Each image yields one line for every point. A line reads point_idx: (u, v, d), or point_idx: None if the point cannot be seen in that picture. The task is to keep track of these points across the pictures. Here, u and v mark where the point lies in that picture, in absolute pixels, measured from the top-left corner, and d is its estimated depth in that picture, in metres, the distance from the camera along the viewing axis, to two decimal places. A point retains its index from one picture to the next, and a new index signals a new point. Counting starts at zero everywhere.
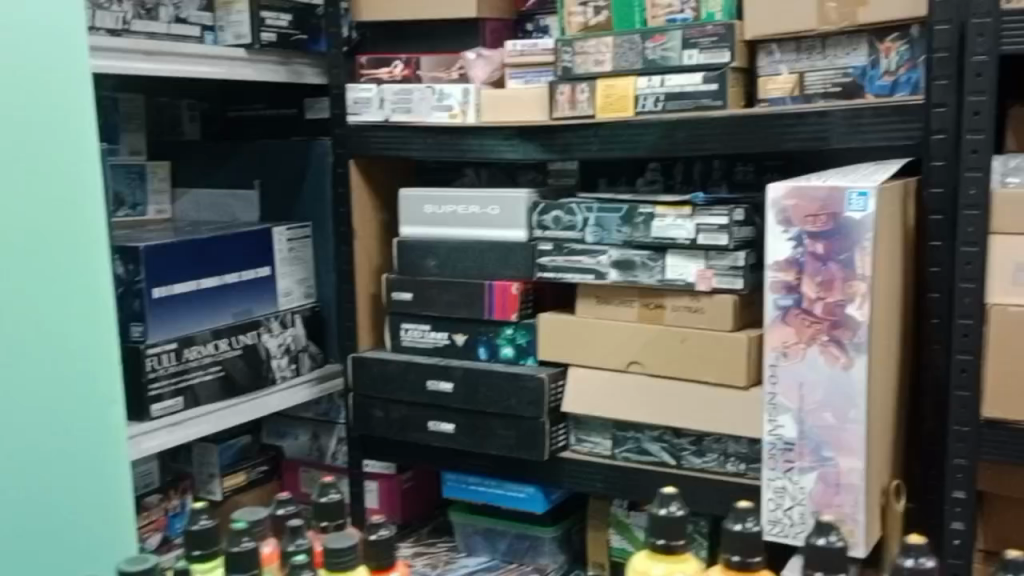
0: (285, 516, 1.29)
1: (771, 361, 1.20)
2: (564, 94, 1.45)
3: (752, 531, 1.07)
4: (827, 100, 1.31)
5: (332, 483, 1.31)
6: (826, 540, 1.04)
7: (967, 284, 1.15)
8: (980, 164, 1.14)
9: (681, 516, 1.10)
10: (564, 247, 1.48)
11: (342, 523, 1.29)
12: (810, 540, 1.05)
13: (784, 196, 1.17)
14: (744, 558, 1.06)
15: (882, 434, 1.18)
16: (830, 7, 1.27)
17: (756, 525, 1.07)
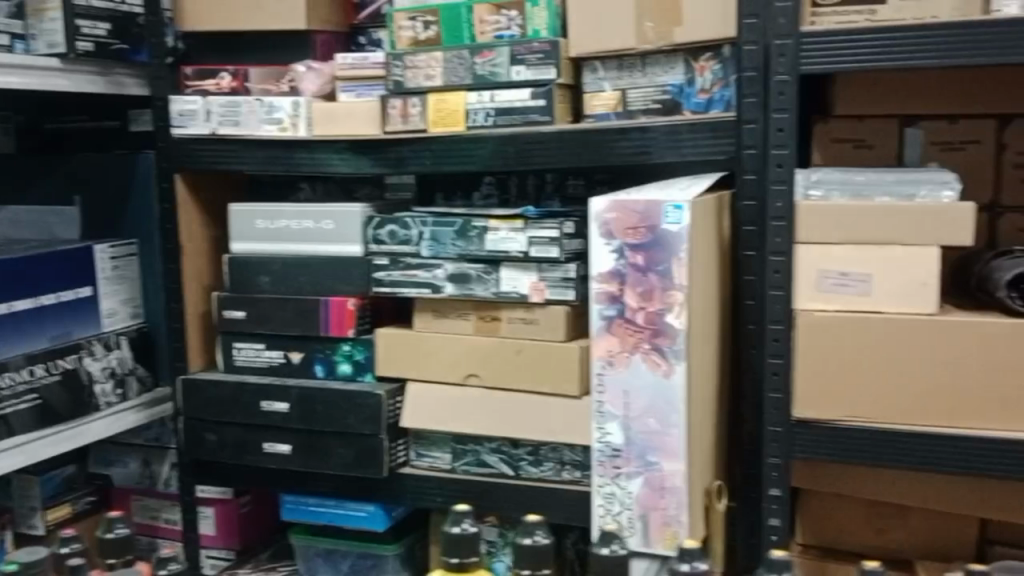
0: (67, 553, 1.27)
1: (598, 369, 1.24)
2: (396, 107, 1.44)
3: (542, 544, 1.15)
4: (648, 117, 1.37)
5: (120, 518, 1.34)
6: (609, 550, 1.13)
7: (777, 291, 1.22)
8: (784, 178, 1.20)
9: (472, 533, 1.18)
10: (400, 261, 1.47)
11: (130, 558, 1.32)
12: (595, 549, 1.14)
13: (606, 210, 1.21)
14: (535, 571, 1.15)
15: (703, 437, 1.23)
16: (648, 27, 1.33)
17: (544, 538, 1.15)
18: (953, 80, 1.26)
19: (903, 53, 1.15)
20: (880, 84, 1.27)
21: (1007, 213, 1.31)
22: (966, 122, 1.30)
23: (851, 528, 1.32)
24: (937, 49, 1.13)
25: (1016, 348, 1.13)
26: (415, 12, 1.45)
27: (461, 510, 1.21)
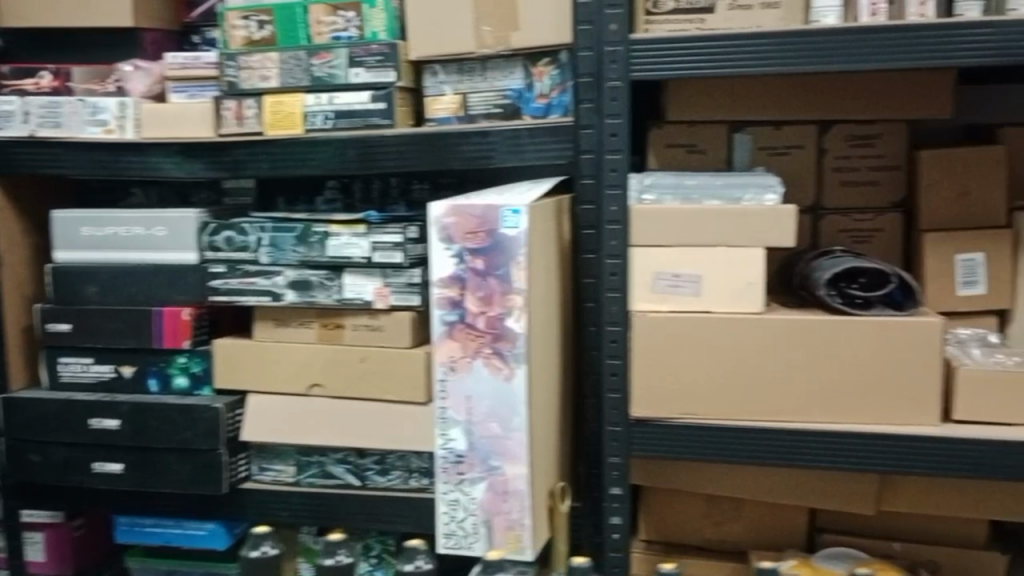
0: None
1: (440, 375, 1.23)
2: (231, 109, 1.41)
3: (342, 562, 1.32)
4: (489, 121, 1.38)
5: None
6: (414, 565, 1.26)
7: (614, 293, 1.24)
8: (619, 181, 1.23)
9: (272, 554, 1.35)
10: (237, 268, 1.42)
11: None
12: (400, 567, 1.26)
13: (444, 214, 1.20)
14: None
15: (545, 439, 1.25)
16: (485, 31, 1.33)
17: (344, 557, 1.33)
18: (779, 86, 1.31)
19: (724, 61, 1.19)
20: (709, 91, 1.32)
21: (829, 214, 1.37)
22: (791, 128, 1.35)
23: (691, 522, 1.36)
24: (755, 58, 1.18)
25: (835, 343, 1.18)
26: (248, 10, 1.40)
27: (261, 532, 1.38)
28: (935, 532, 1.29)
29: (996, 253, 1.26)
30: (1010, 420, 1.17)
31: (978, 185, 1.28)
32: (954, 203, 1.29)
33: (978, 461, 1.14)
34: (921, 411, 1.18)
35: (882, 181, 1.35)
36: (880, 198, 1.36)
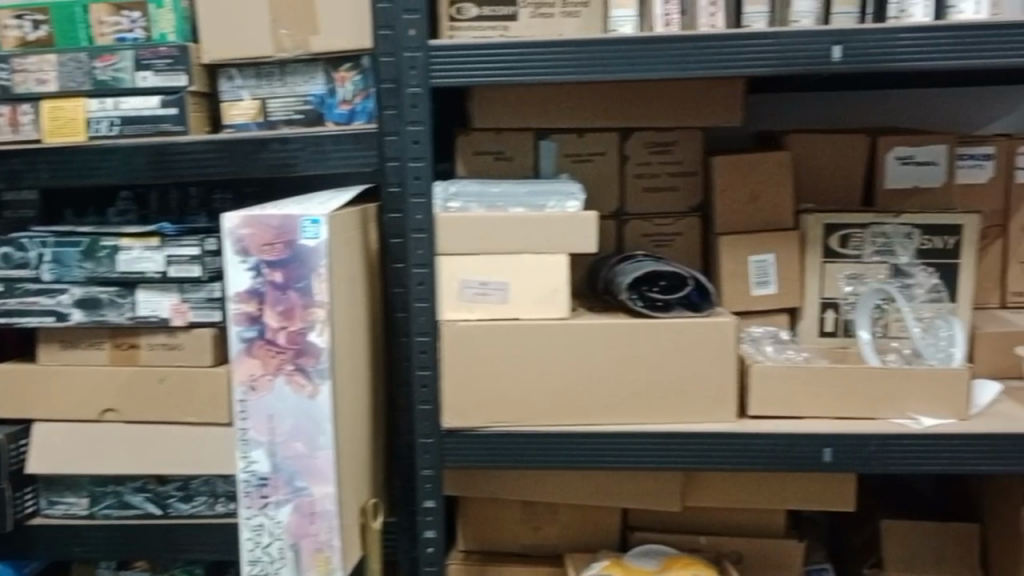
0: None
1: (240, 396, 1.16)
2: (4, 115, 1.30)
3: None
4: (291, 128, 1.33)
5: None
6: None
7: (422, 303, 1.22)
8: (423, 190, 1.21)
9: None
10: (16, 288, 1.31)
11: None
12: None
13: (239, 225, 1.13)
14: None
15: (353, 455, 1.22)
16: (283, 34, 1.28)
17: None
18: (579, 93, 1.33)
19: (523, 69, 1.19)
20: (513, 98, 1.33)
21: (631, 219, 1.40)
22: (593, 135, 1.37)
23: (508, 529, 1.36)
24: (553, 65, 1.19)
25: (638, 345, 1.21)
26: (21, 9, 1.31)
27: None
28: (740, 524, 1.34)
29: (786, 253, 1.33)
30: (800, 413, 1.23)
31: (767, 190, 1.34)
32: (746, 206, 1.34)
33: (771, 453, 1.19)
34: (721, 408, 1.22)
35: (681, 186, 1.40)
36: (680, 203, 1.41)
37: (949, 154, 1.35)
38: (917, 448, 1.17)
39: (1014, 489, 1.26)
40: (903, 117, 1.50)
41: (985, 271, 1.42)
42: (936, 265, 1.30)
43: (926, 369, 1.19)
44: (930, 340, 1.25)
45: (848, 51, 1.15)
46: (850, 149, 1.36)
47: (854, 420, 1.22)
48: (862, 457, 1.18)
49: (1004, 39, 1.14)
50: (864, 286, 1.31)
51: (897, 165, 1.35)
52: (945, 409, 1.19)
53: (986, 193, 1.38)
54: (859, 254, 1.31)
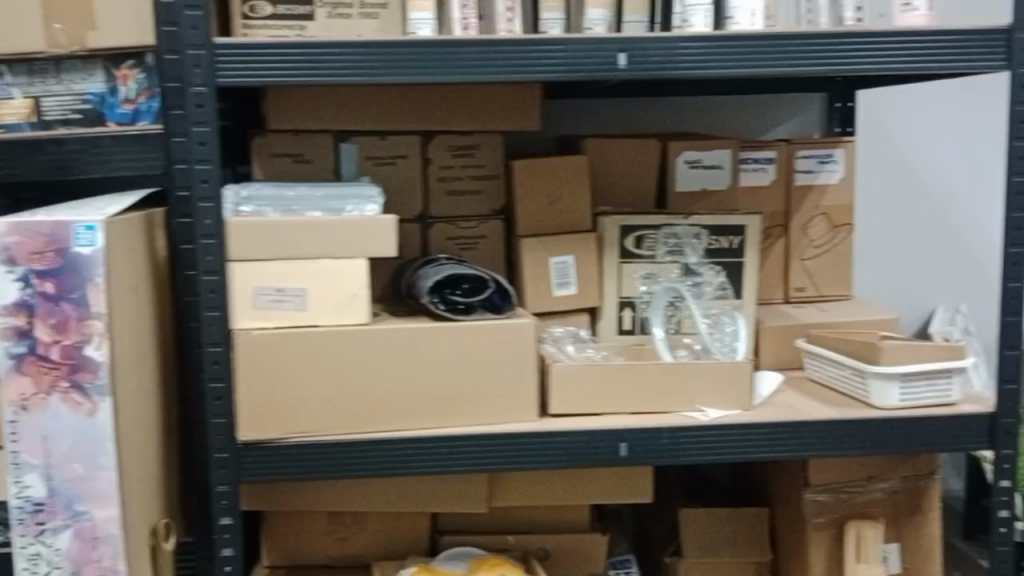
0: None
1: (9, 417, 1.08)
2: None
3: None
4: (67, 129, 1.25)
5: None
6: None
7: (213, 312, 1.16)
8: (210, 194, 1.14)
9: None
10: None
11: None
12: None
13: (3, 233, 1.05)
14: None
15: (140, 474, 1.15)
16: (57, 29, 1.20)
17: None
18: (377, 96, 1.32)
19: (315, 70, 1.16)
20: (310, 98, 1.30)
21: (436, 222, 1.40)
22: (395, 138, 1.36)
23: (313, 540, 1.33)
24: (345, 66, 1.16)
25: (439, 349, 1.21)
26: None
27: None
28: (546, 521, 1.36)
29: (584, 254, 1.37)
30: (598, 410, 1.26)
31: (566, 193, 1.37)
32: (547, 210, 1.37)
33: (569, 450, 1.21)
34: (521, 409, 1.24)
35: (483, 190, 1.41)
36: (483, 206, 1.41)
37: (733, 158, 1.43)
38: (706, 439, 1.22)
39: (796, 472, 1.33)
40: (694, 122, 1.57)
41: (770, 265, 1.51)
42: (724, 264, 1.38)
43: (712, 363, 1.25)
44: (716, 335, 1.32)
45: (633, 59, 1.18)
46: (644, 154, 1.42)
47: (648, 415, 1.26)
48: (655, 449, 1.22)
49: (773, 49, 1.19)
50: (658, 285, 1.37)
51: (686, 169, 1.42)
52: (729, 400, 1.26)
53: (768, 194, 1.48)
54: (653, 254, 1.37)
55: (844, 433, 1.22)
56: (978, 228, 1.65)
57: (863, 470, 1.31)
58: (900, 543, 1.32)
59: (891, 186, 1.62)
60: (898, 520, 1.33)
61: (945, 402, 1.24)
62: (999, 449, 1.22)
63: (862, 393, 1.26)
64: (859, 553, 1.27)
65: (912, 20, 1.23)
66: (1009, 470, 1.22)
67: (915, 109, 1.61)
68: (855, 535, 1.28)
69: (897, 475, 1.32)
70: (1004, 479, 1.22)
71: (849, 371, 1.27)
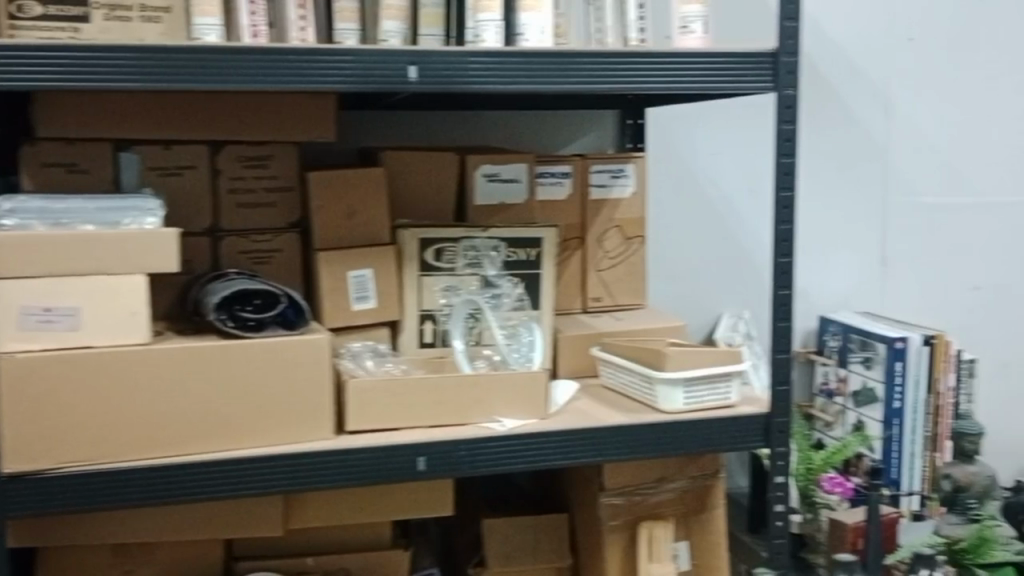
0: None
1: None
2: None
3: None
4: None
5: None
6: None
7: None
8: None
9: None
10: None
11: None
12: None
13: None
14: None
15: None
16: None
17: None
18: (161, 103, 1.27)
19: (79, 75, 1.08)
20: (86, 104, 1.24)
21: (227, 235, 1.34)
22: (179, 148, 1.31)
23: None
24: (112, 73, 1.09)
25: (228, 367, 1.16)
26: None
27: None
28: (347, 539, 1.33)
29: (382, 268, 1.34)
30: (396, 425, 1.24)
31: (363, 207, 1.35)
32: (344, 223, 1.34)
33: (365, 466, 1.19)
34: (316, 425, 1.20)
35: (278, 202, 1.37)
36: (277, 219, 1.37)
37: (529, 172, 1.46)
38: (503, 449, 1.23)
39: (592, 477, 1.37)
40: (494, 135, 1.60)
41: (567, 278, 1.55)
42: (521, 274, 1.40)
43: (508, 374, 1.27)
44: (513, 345, 1.36)
45: (423, 72, 1.18)
46: (441, 167, 1.43)
47: (446, 426, 1.26)
48: (453, 461, 1.22)
49: (560, 66, 1.21)
50: (457, 297, 1.37)
51: (484, 182, 1.44)
52: (524, 409, 1.28)
53: (562, 208, 1.53)
54: (453, 267, 1.37)
55: (633, 437, 1.26)
56: (756, 238, 1.76)
57: (653, 472, 1.37)
58: (689, 541, 1.39)
59: (678, 199, 1.71)
60: (687, 518, 1.39)
61: (725, 404, 1.31)
62: (774, 447, 1.29)
63: (650, 397, 1.31)
64: (651, 553, 1.33)
65: (690, 42, 1.29)
66: (783, 467, 1.30)
67: (700, 125, 1.70)
68: (648, 536, 1.34)
69: (685, 475, 1.38)
70: (779, 475, 1.30)
71: (638, 377, 1.33)
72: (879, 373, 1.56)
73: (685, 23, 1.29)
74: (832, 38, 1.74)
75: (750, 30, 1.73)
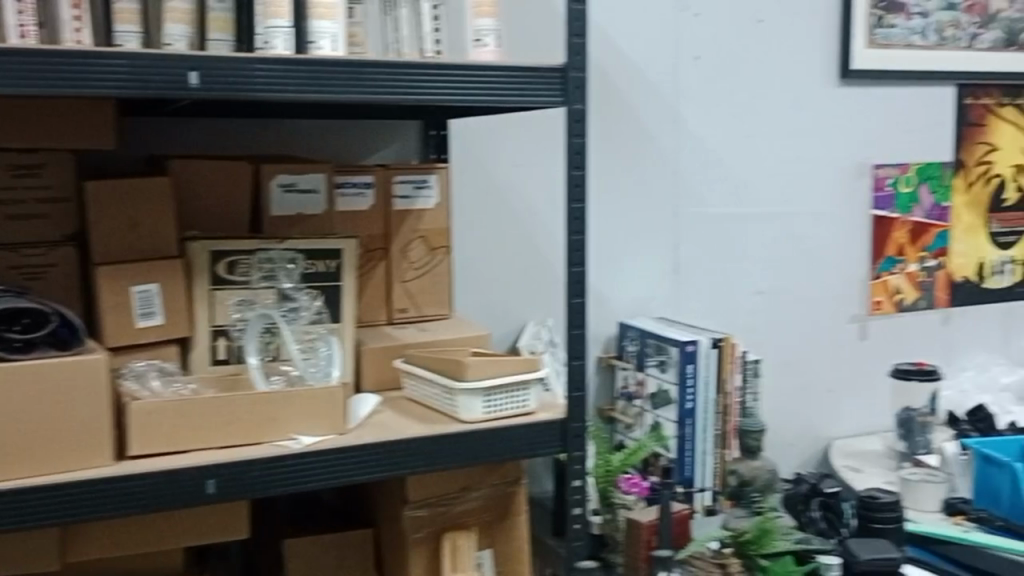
0: None
1: None
2: None
3: None
4: None
5: None
6: None
7: None
8: None
9: None
10: None
11: None
12: None
13: None
14: None
15: None
16: None
17: None
18: None
19: None
20: None
21: None
22: None
23: None
24: None
25: None
26: None
27: None
28: (136, 570, 1.26)
29: (169, 283, 1.27)
30: (183, 446, 1.18)
31: (147, 217, 1.28)
32: (125, 234, 1.27)
33: (148, 493, 1.12)
34: (91, 452, 1.13)
35: (52, 214, 1.28)
36: (51, 232, 1.28)
37: (327, 182, 1.44)
38: (299, 467, 1.19)
39: (395, 490, 1.36)
40: (297, 145, 1.57)
41: (372, 289, 1.53)
42: (319, 287, 1.37)
43: (304, 390, 1.24)
44: (310, 360, 1.32)
45: (204, 78, 1.13)
46: (235, 177, 1.38)
47: (239, 446, 1.21)
48: (245, 482, 1.17)
49: (351, 76, 1.19)
50: (252, 311, 1.32)
51: (280, 193, 1.40)
52: (320, 425, 1.24)
53: (364, 220, 1.51)
54: (247, 280, 1.33)
55: (432, 448, 1.26)
56: (556, 246, 1.81)
57: (457, 482, 1.37)
58: (493, 548, 1.40)
59: (483, 210, 1.73)
60: (490, 526, 1.40)
61: (523, 412, 1.33)
62: (571, 450, 1.32)
63: (450, 407, 1.31)
64: (454, 563, 1.34)
65: (483, 55, 1.30)
66: (580, 470, 1.33)
67: (499, 136, 1.73)
68: (451, 547, 1.34)
69: (487, 483, 1.39)
70: (576, 478, 1.33)
71: (438, 387, 1.33)
72: (673, 375, 1.64)
73: (478, 36, 1.30)
74: (620, 51, 1.82)
75: (545, 46, 1.79)
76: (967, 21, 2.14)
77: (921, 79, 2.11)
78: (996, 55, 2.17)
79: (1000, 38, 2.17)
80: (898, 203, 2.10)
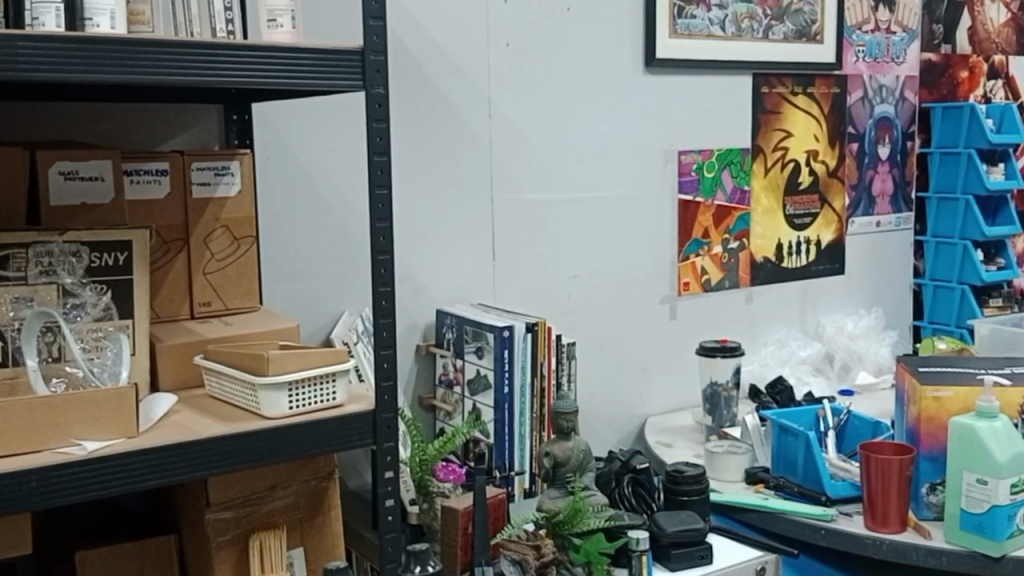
0: None
1: None
2: None
3: None
4: None
5: None
6: None
7: None
8: None
9: None
10: None
11: None
12: None
13: None
14: None
15: None
16: None
17: None
18: None
19: None
20: None
21: None
22: None
23: None
24: None
25: None
26: None
27: None
28: None
29: None
30: None
31: None
32: None
33: None
34: None
35: None
36: None
37: (115, 170, 1.35)
38: (83, 476, 1.09)
39: (197, 493, 1.30)
40: (81, 131, 1.50)
41: (170, 282, 1.44)
42: (107, 282, 1.28)
43: (88, 392, 1.14)
44: (96, 360, 1.25)
45: None
46: (7, 164, 1.27)
47: (13, 456, 1.10)
48: (20, 495, 1.06)
49: (129, 53, 1.08)
50: (29, 309, 1.22)
51: (60, 180, 1.31)
52: (110, 429, 1.15)
53: (160, 209, 1.44)
54: (24, 275, 1.23)
55: (235, 447, 1.19)
56: (363, 235, 1.79)
57: (263, 481, 1.32)
58: (304, 547, 1.36)
59: (289, 195, 1.70)
60: (302, 525, 1.36)
61: (331, 405, 1.28)
62: (382, 442, 1.29)
63: (252, 405, 1.25)
64: (264, 566, 1.29)
65: (278, 37, 1.25)
66: (392, 461, 1.30)
67: (300, 121, 1.71)
68: (260, 549, 1.29)
69: (297, 481, 1.35)
70: (388, 470, 1.29)
71: (240, 384, 1.26)
72: (489, 361, 1.69)
73: (273, 16, 1.25)
74: (427, 34, 1.81)
75: (342, 31, 1.76)
76: (761, 13, 2.24)
77: (722, 69, 2.21)
78: (789, 45, 2.30)
79: (792, 30, 2.30)
80: (702, 188, 2.20)
